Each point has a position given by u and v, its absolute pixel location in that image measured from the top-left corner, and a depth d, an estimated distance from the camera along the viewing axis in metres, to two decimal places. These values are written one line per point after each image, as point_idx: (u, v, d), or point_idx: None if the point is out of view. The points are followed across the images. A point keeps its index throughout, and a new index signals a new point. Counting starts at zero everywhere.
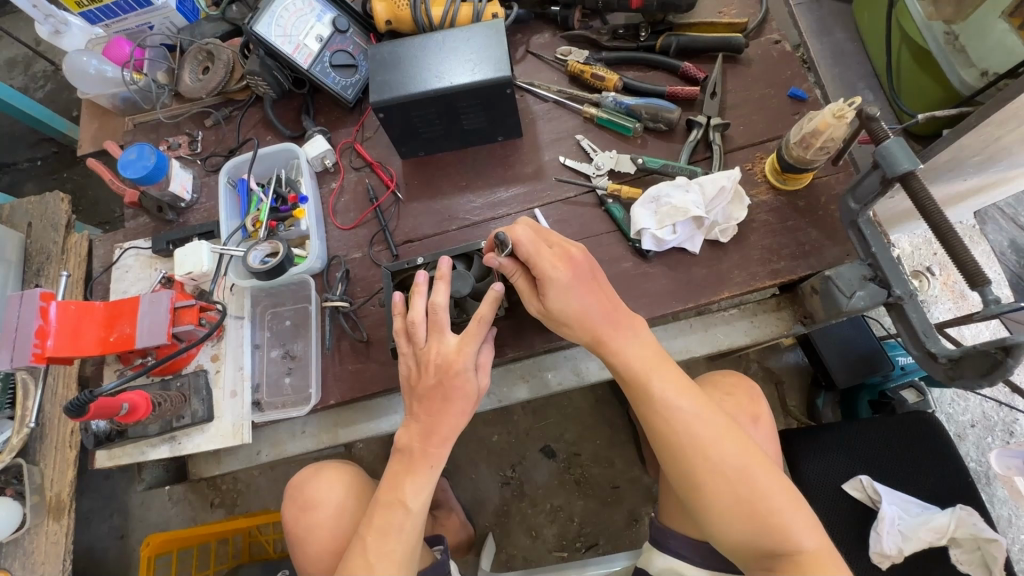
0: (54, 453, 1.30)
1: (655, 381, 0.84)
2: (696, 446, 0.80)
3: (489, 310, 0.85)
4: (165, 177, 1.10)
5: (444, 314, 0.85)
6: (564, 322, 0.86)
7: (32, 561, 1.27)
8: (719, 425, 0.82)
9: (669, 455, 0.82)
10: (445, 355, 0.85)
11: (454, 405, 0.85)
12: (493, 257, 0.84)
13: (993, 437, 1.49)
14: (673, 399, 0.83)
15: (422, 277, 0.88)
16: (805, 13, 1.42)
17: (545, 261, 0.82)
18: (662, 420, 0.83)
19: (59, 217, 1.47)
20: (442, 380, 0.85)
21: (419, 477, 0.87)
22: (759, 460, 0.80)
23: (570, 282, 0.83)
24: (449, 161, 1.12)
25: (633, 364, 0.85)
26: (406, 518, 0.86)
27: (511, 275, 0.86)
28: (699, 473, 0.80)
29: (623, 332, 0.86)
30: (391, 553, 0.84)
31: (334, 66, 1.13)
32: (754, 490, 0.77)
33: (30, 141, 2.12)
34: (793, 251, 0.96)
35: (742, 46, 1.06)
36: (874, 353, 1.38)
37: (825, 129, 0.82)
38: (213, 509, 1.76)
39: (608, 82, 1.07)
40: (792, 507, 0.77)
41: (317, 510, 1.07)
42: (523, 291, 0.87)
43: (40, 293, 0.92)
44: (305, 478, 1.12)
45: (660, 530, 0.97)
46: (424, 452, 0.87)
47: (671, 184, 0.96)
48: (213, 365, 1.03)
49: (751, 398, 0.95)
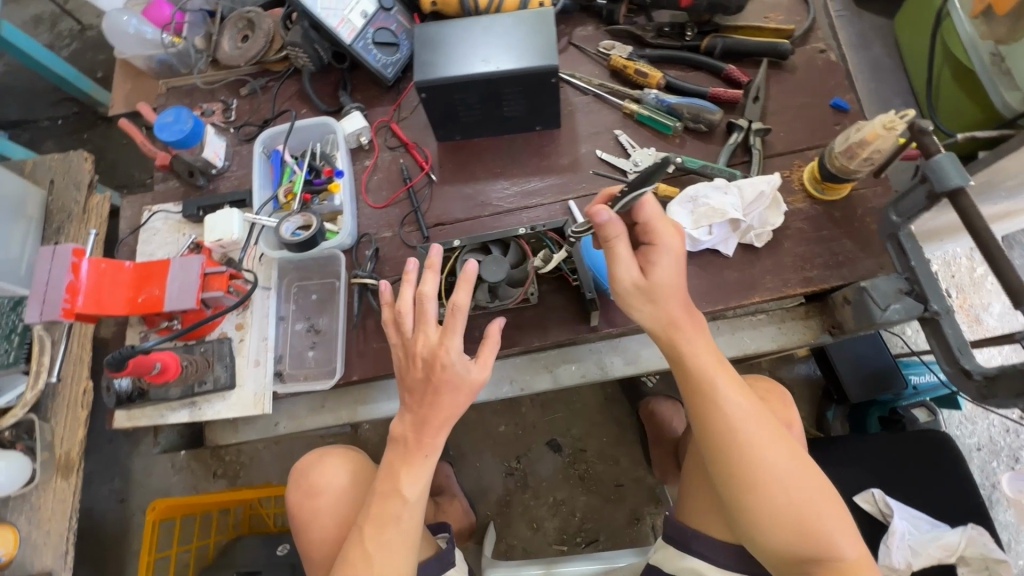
0: (65, 411, 1.31)
1: (719, 380, 0.82)
2: (756, 449, 0.79)
3: (466, 296, 0.78)
4: (199, 142, 1.09)
5: (430, 305, 0.81)
6: (659, 295, 0.81)
7: (38, 517, 1.25)
8: (775, 430, 0.81)
9: (722, 457, 0.81)
10: (432, 348, 0.80)
11: (446, 400, 0.80)
12: (601, 211, 0.77)
13: (999, 462, 1.49)
14: (736, 400, 0.82)
15: (410, 264, 0.83)
16: (846, 27, 1.43)
17: (665, 229, 0.82)
18: (721, 420, 0.81)
19: (83, 177, 1.43)
20: (430, 375, 0.80)
21: (414, 467, 0.83)
22: (808, 468, 0.81)
23: (680, 253, 0.82)
24: (485, 147, 1.12)
25: (704, 358, 0.83)
26: (403, 508, 0.82)
27: (617, 236, 0.78)
28: (752, 477, 0.79)
29: (692, 325, 0.83)
30: (389, 543, 0.81)
31: (376, 43, 1.13)
32: (803, 498, 0.78)
33: (52, 99, 2.06)
34: (826, 261, 0.96)
35: (787, 53, 1.05)
36: (888, 371, 1.38)
37: (873, 139, 0.82)
38: (215, 480, 1.75)
39: (652, 79, 1.07)
40: (837, 517, 0.78)
41: (324, 496, 0.98)
42: (621, 258, 0.80)
43: (74, 250, 0.93)
44: (309, 463, 1.03)
45: (679, 529, 0.98)
46: (419, 442, 0.82)
47: (709, 185, 0.96)
48: (237, 334, 1.04)
49: (784, 404, 1.02)
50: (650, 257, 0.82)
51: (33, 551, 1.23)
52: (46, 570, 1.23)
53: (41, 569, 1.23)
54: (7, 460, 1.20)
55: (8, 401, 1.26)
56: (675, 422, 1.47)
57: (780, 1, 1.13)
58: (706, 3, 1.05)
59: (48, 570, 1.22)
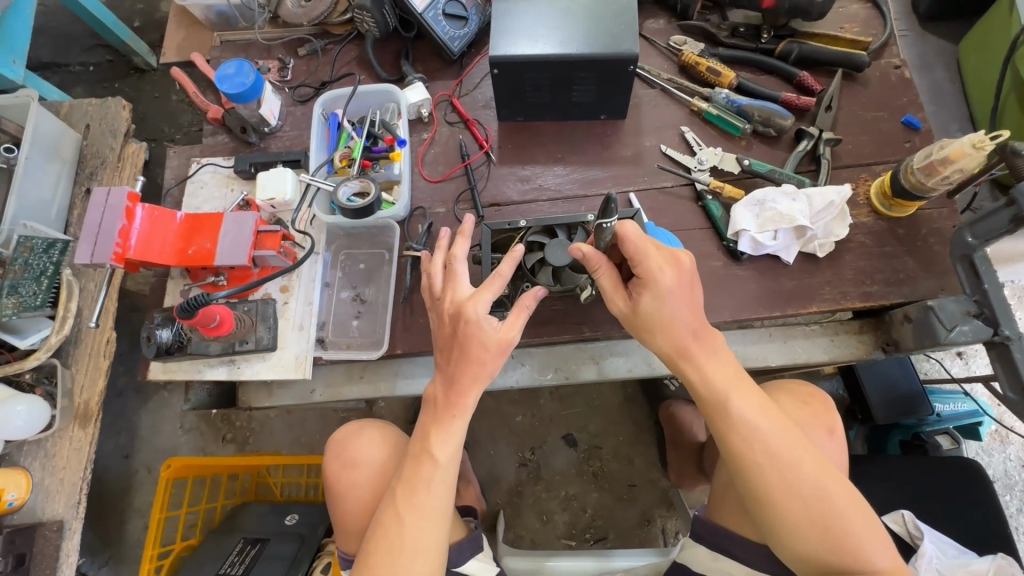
0: (88, 360, 1.21)
1: (733, 396, 0.80)
2: (773, 465, 0.77)
3: (509, 267, 0.80)
4: (258, 98, 1.06)
5: (460, 267, 0.82)
6: (648, 326, 0.81)
7: (52, 465, 1.16)
8: (797, 443, 0.78)
9: (741, 469, 0.79)
10: (458, 303, 0.79)
11: (474, 355, 0.78)
12: (577, 247, 0.81)
13: (1012, 496, 1.45)
14: (752, 417, 0.80)
15: (445, 234, 0.87)
16: (908, 47, 1.50)
17: (653, 262, 0.78)
18: (736, 435, 0.79)
19: (120, 124, 1.33)
20: (457, 330, 0.79)
21: (445, 426, 0.81)
22: (835, 479, 0.77)
23: (672, 288, 0.78)
24: (546, 131, 1.10)
25: (710, 378, 0.81)
26: (434, 471, 0.80)
27: (596, 266, 0.82)
28: (772, 493, 0.77)
29: (700, 348, 0.82)
30: (420, 507, 0.79)
31: (446, 15, 1.11)
32: (829, 509, 0.75)
33: (86, 45, 1.93)
34: (887, 277, 0.95)
35: (864, 65, 1.04)
36: (914, 396, 1.34)
37: (958, 158, 0.82)
38: (223, 444, 1.66)
39: (724, 78, 1.06)
40: (866, 528, 0.75)
41: (363, 469, 0.96)
42: (606, 289, 0.83)
43: (128, 194, 0.92)
44: (348, 433, 1.01)
45: (708, 528, 0.94)
46: (449, 401, 0.80)
47: (777, 191, 0.96)
48: (282, 296, 1.01)
49: (827, 410, 0.96)
50: (637, 290, 0.80)
51: (45, 498, 1.15)
52: (58, 518, 1.14)
53: (52, 518, 1.14)
54: (24, 401, 1.09)
55: (31, 343, 1.16)
56: (697, 429, 1.39)
57: (857, 13, 1.12)
58: (788, 5, 1.04)
59: (59, 519, 1.14)
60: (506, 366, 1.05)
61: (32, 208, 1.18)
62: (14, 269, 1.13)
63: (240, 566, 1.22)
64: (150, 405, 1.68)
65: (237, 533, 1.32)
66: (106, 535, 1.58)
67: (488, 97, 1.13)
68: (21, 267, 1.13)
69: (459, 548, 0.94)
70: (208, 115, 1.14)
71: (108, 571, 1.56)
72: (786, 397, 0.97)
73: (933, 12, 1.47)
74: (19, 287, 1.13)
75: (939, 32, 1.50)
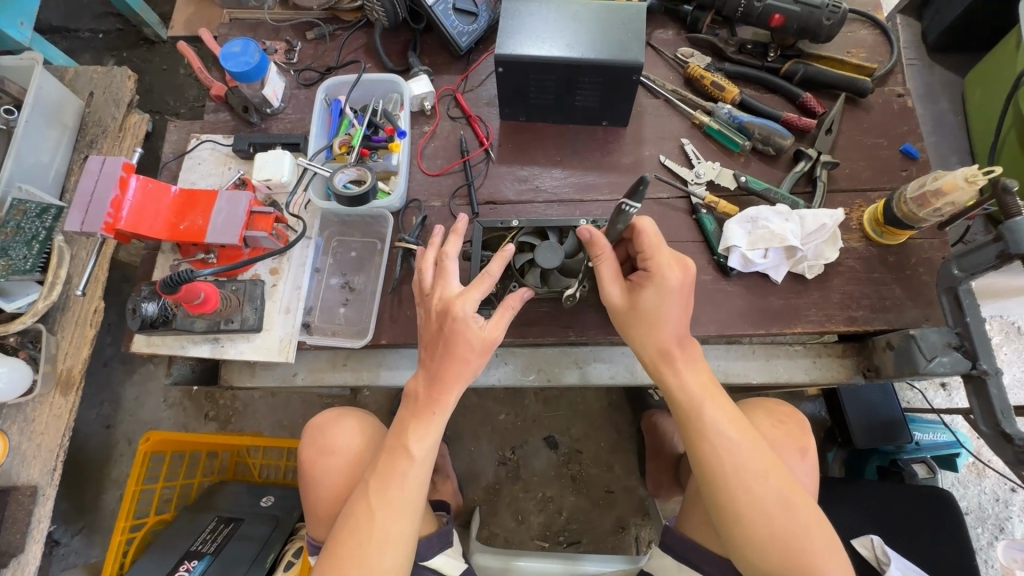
0: (74, 328, 1.21)
1: (708, 408, 0.81)
2: (740, 478, 0.77)
3: (497, 266, 0.80)
4: (262, 79, 1.06)
5: (452, 263, 0.82)
6: (639, 320, 0.82)
7: (31, 429, 1.16)
8: (767, 461, 0.79)
9: (708, 481, 0.79)
10: (446, 300, 0.79)
11: (458, 352, 0.78)
12: (586, 228, 0.83)
13: (983, 529, 1.46)
14: (724, 429, 0.80)
15: (439, 231, 0.87)
16: (915, 76, 1.51)
17: (662, 258, 0.80)
18: (707, 448, 0.80)
19: (124, 95, 1.33)
20: (443, 326, 0.79)
21: (424, 423, 0.81)
22: (801, 500, 0.77)
23: (676, 288, 0.80)
24: (547, 133, 1.10)
25: (689, 388, 0.81)
26: (409, 466, 0.80)
27: (598, 252, 0.82)
28: (740, 507, 0.77)
29: (681, 358, 0.82)
30: (394, 500, 0.79)
31: (457, 10, 1.11)
32: (792, 530, 0.76)
33: (96, 12, 1.92)
34: (873, 304, 0.96)
35: (868, 91, 1.04)
36: (894, 422, 1.35)
37: (950, 190, 0.83)
38: (205, 422, 1.66)
39: (727, 94, 1.06)
40: (829, 551, 0.75)
41: (339, 456, 0.96)
42: (603, 276, 0.83)
43: (122, 164, 0.93)
44: (325, 420, 1.01)
45: (679, 541, 0.94)
46: (429, 398, 0.80)
47: (771, 210, 0.96)
48: (271, 278, 1.01)
49: (802, 429, 0.97)
50: (641, 282, 0.82)
51: (20, 462, 1.14)
52: (32, 483, 1.14)
53: (26, 483, 1.14)
54: (6, 363, 1.07)
55: (18, 307, 1.15)
56: (676, 437, 1.40)
57: (865, 39, 1.12)
58: (797, 26, 1.04)
59: (33, 485, 1.14)
60: (489, 364, 1.05)
61: (28, 170, 1.17)
62: (6, 230, 1.11)
63: (212, 545, 1.22)
64: (135, 377, 1.68)
65: (211, 511, 1.31)
66: (82, 504, 1.58)
67: (492, 95, 1.13)
68: (13, 229, 1.12)
69: (428, 543, 0.95)
70: (211, 93, 1.14)
71: (81, 541, 1.56)
72: (762, 415, 0.98)
73: (942, 43, 1.48)
74: (9, 250, 1.12)
75: (947, 63, 1.50)
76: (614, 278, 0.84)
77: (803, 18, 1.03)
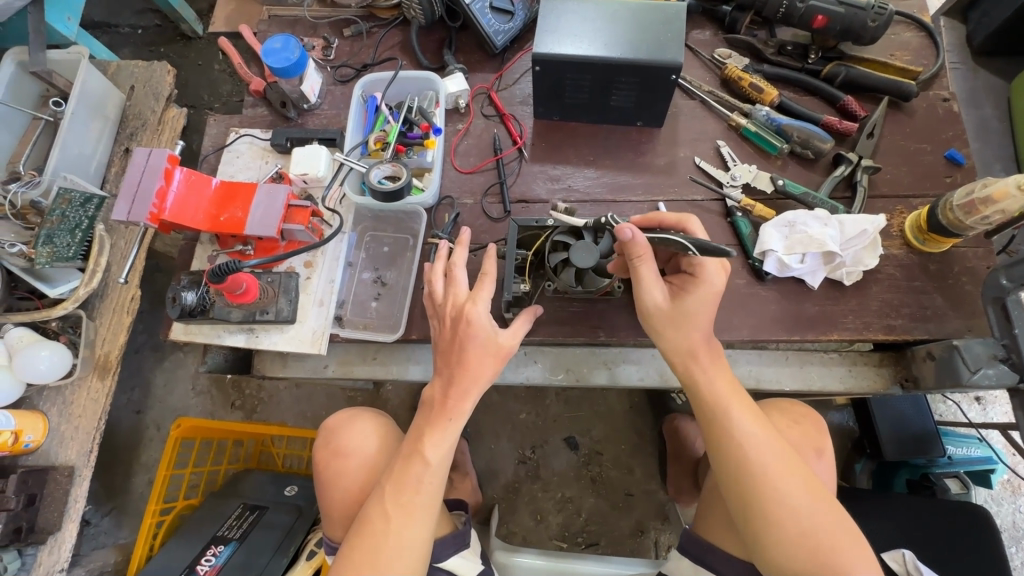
0: (111, 315, 1.24)
1: (734, 410, 0.80)
2: (767, 476, 0.76)
3: (494, 266, 0.83)
4: (301, 75, 1.08)
5: (459, 272, 0.83)
6: (681, 321, 0.81)
7: (69, 412, 1.19)
8: (790, 459, 0.78)
9: (735, 482, 0.77)
10: (458, 305, 0.81)
11: (473, 359, 0.80)
12: (627, 229, 0.79)
13: (1018, 549, 1.41)
14: (749, 428, 0.79)
15: (442, 244, 0.88)
16: (959, 80, 1.47)
17: (710, 266, 0.82)
18: (734, 447, 0.78)
19: (164, 89, 1.36)
20: (456, 332, 0.81)
21: (438, 430, 0.81)
22: (826, 499, 0.76)
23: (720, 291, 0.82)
24: (581, 133, 1.10)
25: (716, 390, 0.81)
26: (424, 471, 0.80)
27: (642, 254, 0.80)
28: (767, 507, 0.75)
29: (706, 359, 0.83)
30: (408, 505, 0.79)
31: (493, 9, 1.11)
32: (818, 527, 0.74)
33: (137, 8, 1.97)
34: (914, 312, 0.94)
35: (912, 95, 1.02)
36: (926, 435, 1.31)
37: (1001, 198, 0.81)
38: (231, 410, 1.69)
39: (766, 96, 1.04)
40: (857, 551, 0.73)
41: (352, 458, 0.97)
42: (644, 279, 0.81)
43: (168, 156, 0.95)
44: (340, 422, 1.03)
45: (695, 542, 0.94)
46: (444, 403, 0.81)
47: (809, 214, 0.94)
48: (305, 271, 1.02)
49: (817, 430, 0.96)
50: (684, 288, 0.83)
51: (59, 443, 1.17)
52: (70, 464, 1.17)
53: (64, 463, 1.17)
54: (49, 346, 1.11)
55: (61, 292, 1.20)
56: (698, 442, 1.39)
57: (909, 41, 1.10)
58: (840, 27, 1.02)
59: (70, 466, 1.17)
60: (518, 363, 1.06)
61: (73, 160, 1.21)
62: (52, 219, 1.11)
63: (238, 531, 1.24)
64: (165, 364, 1.72)
65: (237, 498, 1.33)
66: (112, 486, 1.62)
67: (526, 93, 1.13)
68: (59, 218, 1.12)
69: (444, 543, 0.94)
70: (250, 87, 1.16)
71: (110, 521, 1.60)
72: (777, 415, 0.97)
73: (988, 46, 1.44)
74: (54, 238, 1.12)
75: (992, 67, 1.46)
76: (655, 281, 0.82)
77: (846, 19, 1.01)
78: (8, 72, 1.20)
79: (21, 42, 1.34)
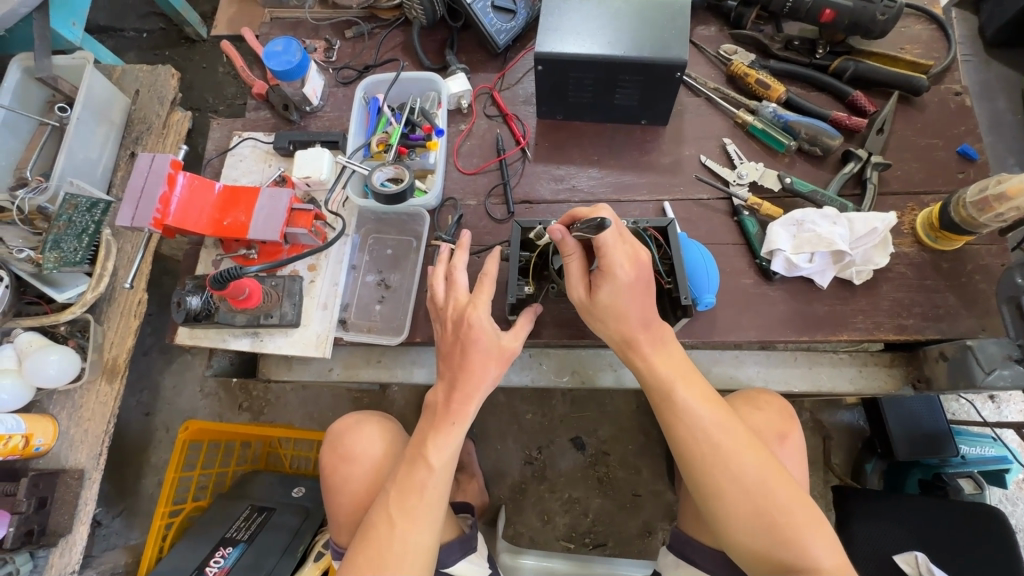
0: (119, 319, 1.24)
1: (678, 389, 0.80)
2: (716, 457, 0.76)
3: (495, 267, 0.82)
4: (302, 77, 1.07)
5: (460, 275, 0.83)
6: (601, 315, 0.81)
7: (78, 415, 1.19)
8: (742, 439, 0.77)
9: (686, 460, 0.78)
10: (460, 308, 0.81)
11: (476, 362, 0.79)
12: (559, 229, 0.79)
13: None
14: (696, 408, 0.79)
15: (444, 246, 0.87)
16: (971, 73, 1.44)
17: (618, 257, 0.77)
18: (681, 427, 0.78)
19: (167, 92, 1.37)
20: (459, 334, 0.80)
21: (442, 433, 0.81)
22: (783, 478, 0.75)
23: (630, 284, 0.78)
24: (584, 132, 1.09)
25: (658, 371, 0.81)
26: (429, 477, 0.80)
27: (568, 254, 0.80)
28: (718, 486, 0.75)
29: (647, 344, 0.81)
30: (411, 510, 0.79)
31: (495, 8, 1.10)
32: (772, 505, 0.73)
33: (141, 12, 1.97)
34: (926, 312, 0.92)
35: (923, 89, 1.00)
36: (938, 435, 1.28)
37: (1015, 194, 0.80)
38: (239, 412, 1.69)
39: (773, 92, 1.03)
40: (812, 528, 0.72)
41: (359, 462, 0.97)
42: (571, 275, 0.82)
43: (171, 161, 0.95)
44: (347, 426, 1.02)
45: (678, 537, 0.93)
46: (448, 407, 0.81)
47: (818, 213, 0.93)
48: (309, 275, 1.02)
49: (784, 413, 0.92)
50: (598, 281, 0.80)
51: (69, 446, 1.18)
52: (79, 467, 1.17)
53: (74, 466, 1.18)
54: (58, 351, 1.12)
55: (69, 297, 1.21)
56: None
57: (919, 34, 1.08)
58: (848, 21, 1.00)
59: (80, 468, 1.17)
60: (523, 364, 1.05)
61: (79, 164, 1.21)
62: (58, 224, 1.12)
63: (246, 532, 1.24)
64: (173, 366, 1.73)
65: (245, 500, 1.33)
66: (123, 488, 1.64)
67: (529, 93, 1.12)
68: (65, 223, 1.13)
69: (450, 547, 0.93)
70: (252, 91, 1.16)
71: (122, 523, 1.61)
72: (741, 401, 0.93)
73: (1001, 38, 1.41)
74: (61, 243, 1.13)
75: (1005, 59, 1.43)
76: (581, 276, 0.82)
77: (855, 13, 0.99)
78: (14, 78, 1.21)
79: (27, 47, 1.35)
